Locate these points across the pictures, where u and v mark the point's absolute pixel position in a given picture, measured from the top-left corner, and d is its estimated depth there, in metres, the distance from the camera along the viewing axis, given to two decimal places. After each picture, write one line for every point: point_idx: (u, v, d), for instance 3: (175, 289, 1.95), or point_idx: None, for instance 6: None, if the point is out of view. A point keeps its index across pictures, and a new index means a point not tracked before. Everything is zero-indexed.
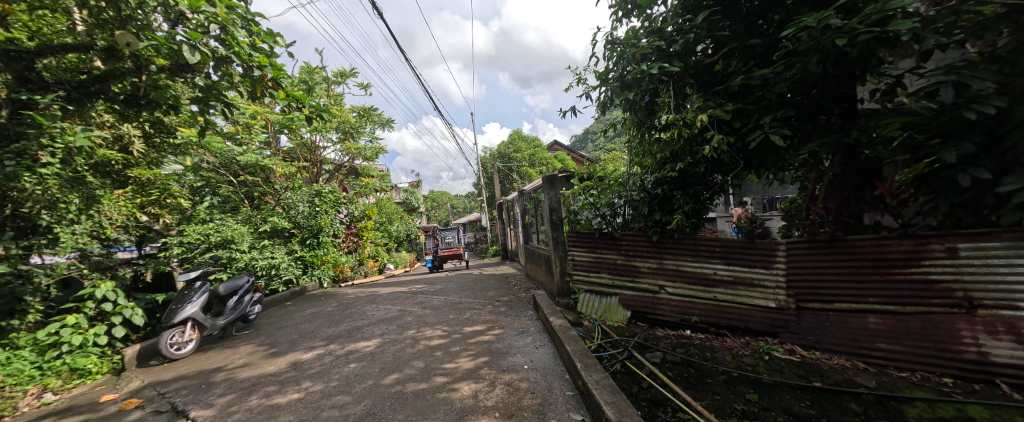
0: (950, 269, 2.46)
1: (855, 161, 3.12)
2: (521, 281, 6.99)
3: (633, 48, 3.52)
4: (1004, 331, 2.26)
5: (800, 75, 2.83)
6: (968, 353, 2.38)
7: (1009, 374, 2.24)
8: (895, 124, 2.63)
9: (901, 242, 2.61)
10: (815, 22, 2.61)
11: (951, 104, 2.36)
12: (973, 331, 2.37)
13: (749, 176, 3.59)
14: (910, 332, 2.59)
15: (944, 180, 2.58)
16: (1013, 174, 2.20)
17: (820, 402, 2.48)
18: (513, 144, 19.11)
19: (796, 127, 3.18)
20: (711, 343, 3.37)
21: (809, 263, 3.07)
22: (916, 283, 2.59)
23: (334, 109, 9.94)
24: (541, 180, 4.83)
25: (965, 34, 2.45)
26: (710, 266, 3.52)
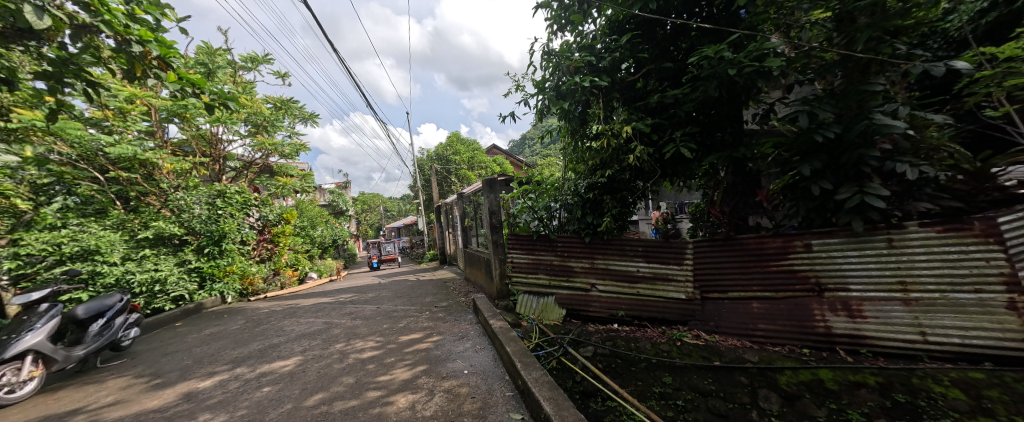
0: (807, 261, 3.07)
1: (742, 172, 3.74)
2: (460, 285, 6.88)
3: (567, 61, 3.78)
4: (841, 308, 2.90)
5: (703, 97, 3.29)
6: (819, 328, 2.99)
7: (844, 342, 2.89)
8: (770, 143, 3.20)
9: (775, 240, 3.19)
10: (713, 53, 3.07)
11: (806, 129, 2.95)
12: (822, 310, 2.98)
13: (663, 183, 4.03)
14: (781, 313, 3.16)
15: (801, 189, 3.20)
16: (846, 186, 2.83)
17: (718, 377, 2.91)
18: (451, 146, 18.68)
19: (701, 142, 3.67)
20: (634, 334, 3.69)
21: (711, 258, 3.55)
22: (784, 273, 3.18)
23: (243, 99, 8.66)
24: (480, 182, 4.83)
25: (814, 74, 3.11)
26: (634, 264, 3.87)
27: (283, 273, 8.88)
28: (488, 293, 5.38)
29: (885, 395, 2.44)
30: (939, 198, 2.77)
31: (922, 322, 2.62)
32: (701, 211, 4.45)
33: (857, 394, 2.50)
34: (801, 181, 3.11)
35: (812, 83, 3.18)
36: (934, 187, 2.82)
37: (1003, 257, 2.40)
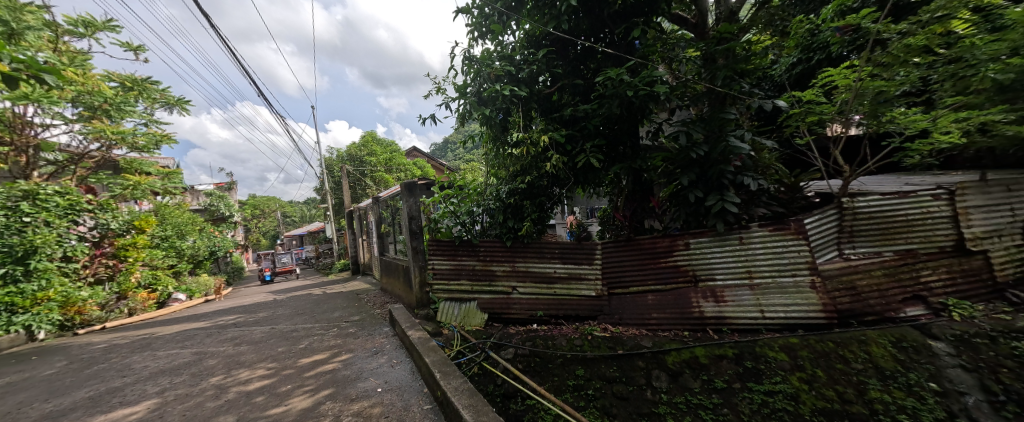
0: (686, 257, 3.58)
1: (640, 181, 4.26)
2: (375, 296, 6.38)
3: (488, 68, 3.87)
4: (710, 295, 3.43)
5: (608, 113, 3.67)
6: (695, 313, 3.45)
7: (712, 323, 3.37)
8: (659, 158, 3.71)
9: (664, 239, 3.67)
10: (615, 75, 3.46)
11: (683, 147, 3.47)
12: (697, 298, 3.47)
13: (576, 190, 4.34)
14: (668, 302, 3.57)
15: (680, 197, 3.72)
16: (713, 194, 3.39)
17: (621, 365, 3.21)
18: (366, 147, 16.39)
19: (608, 153, 4.08)
20: (551, 333, 3.78)
21: (615, 258, 3.92)
22: (671, 268, 3.65)
23: (70, 72, 6.62)
24: (400, 186, 4.67)
25: (691, 100, 3.71)
26: (551, 266, 4.05)
27: (132, 296, 7.02)
28: (406, 304, 5.08)
29: (739, 363, 2.98)
30: (771, 205, 3.54)
31: (762, 303, 3.26)
32: (608, 216, 4.87)
33: (720, 364, 3.00)
34: (682, 189, 3.64)
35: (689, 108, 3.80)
36: (767, 197, 3.60)
37: (808, 250, 3.18)
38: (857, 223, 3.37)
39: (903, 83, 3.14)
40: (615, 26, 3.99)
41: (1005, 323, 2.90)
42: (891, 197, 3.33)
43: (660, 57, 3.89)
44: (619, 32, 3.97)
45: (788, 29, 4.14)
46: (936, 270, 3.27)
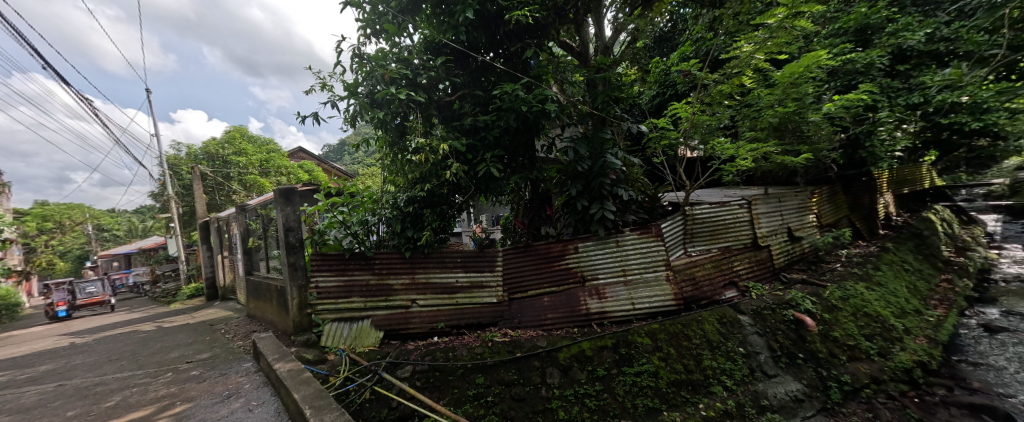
0: (576, 260, 3.88)
1: (537, 191, 4.57)
2: (238, 325, 5.29)
3: (382, 69, 3.63)
4: (595, 293, 3.76)
5: (504, 126, 3.81)
6: (583, 310, 3.72)
7: (597, 318, 3.69)
8: (553, 170, 4.01)
9: (557, 244, 3.92)
10: (510, 90, 3.62)
11: (572, 161, 3.82)
12: (585, 297, 3.77)
13: (479, 198, 4.44)
14: (561, 303, 3.78)
15: (569, 205, 4.06)
16: (595, 203, 3.81)
17: (519, 367, 3.27)
18: (230, 144, 12.41)
19: (507, 164, 4.23)
20: (452, 344, 3.57)
21: (514, 264, 3.99)
22: (563, 271, 3.90)
23: None
24: (274, 191, 4.00)
25: (578, 119, 4.13)
26: (453, 275, 3.90)
27: None
28: (280, 331, 4.32)
29: (616, 351, 3.31)
30: (639, 213, 4.20)
31: (633, 297, 3.74)
32: (510, 223, 4.94)
33: (602, 355, 3.28)
34: (572, 199, 3.99)
35: (577, 125, 4.20)
36: (636, 205, 4.23)
37: (664, 250, 3.83)
38: (696, 226, 4.21)
39: (722, 119, 4.08)
40: (510, 44, 4.19)
41: (779, 298, 3.94)
42: (716, 207, 4.31)
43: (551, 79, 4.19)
44: (514, 50, 4.16)
45: (649, 67, 5.00)
46: (745, 262, 4.32)
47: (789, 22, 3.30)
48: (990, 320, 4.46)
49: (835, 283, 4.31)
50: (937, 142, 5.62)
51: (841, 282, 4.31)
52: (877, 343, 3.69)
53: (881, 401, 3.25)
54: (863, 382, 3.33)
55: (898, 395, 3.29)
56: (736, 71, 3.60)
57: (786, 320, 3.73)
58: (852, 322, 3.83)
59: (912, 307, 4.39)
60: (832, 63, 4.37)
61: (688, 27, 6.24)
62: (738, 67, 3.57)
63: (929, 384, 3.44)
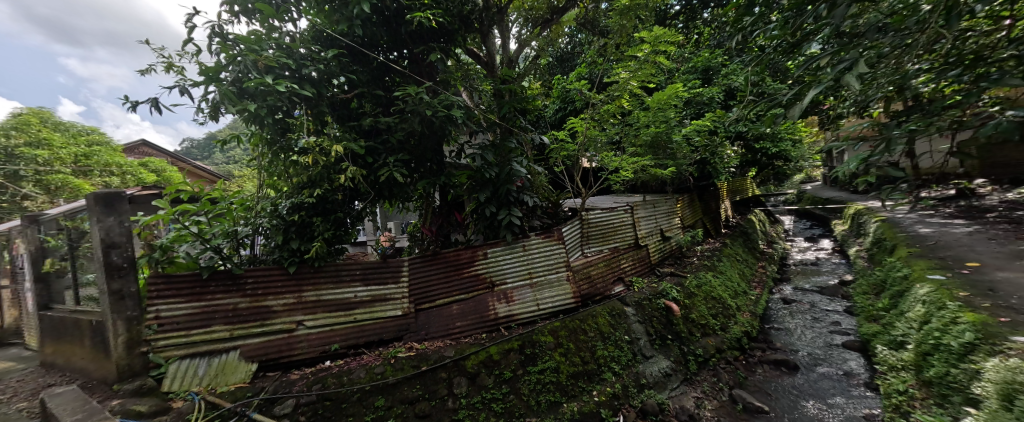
0: (485, 266, 3.90)
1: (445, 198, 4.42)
2: (27, 376, 3.88)
3: (254, 55, 3.09)
4: (502, 298, 3.84)
5: (408, 129, 3.64)
6: (491, 315, 3.76)
7: (504, 322, 3.77)
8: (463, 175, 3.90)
9: (466, 251, 3.87)
10: (413, 93, 3.46)
11: (481, 167, 3.79)
12: (492, 301, 3.82)
13: (383, 204, 4.11)
14: (470, 309, 3.75)
15: (480, 211, 4.05)
16: (503, 209, 3.89)
17: (424, 381, 3.12)
18: None
19: (414, 168, 3.98)
20: (347, 367, 3.20)
21: (421, 272, 3.72)
22: (472, 277, 3.87)
23: None
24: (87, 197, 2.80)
25: (485, 127, 4.15)
26: (350, 290, 3.46)
27: None
28: (93, 382, 3.24)
29: (521, 352, 3.43)
30: (542, 218, 4.45)
31: (537, 298, 3.94)
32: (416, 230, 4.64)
33: (508, 357, 3.36)
34: (481, 205, 3.99)
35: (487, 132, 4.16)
36: (540, 211, 4.47)
37: (564, 252, 4.19)
38: (590, 229, 4.68)
39: (609, 134, 4.60)
40: (414, 46, 4.02)
41: (655, 289, 4.58)
42: (606, 212, 4.88)
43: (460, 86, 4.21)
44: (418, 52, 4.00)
45: (550, 83, 5.38)
46: (630, 260, 4.96)
47: (653, 57, 3.94)
48: (788, 295, 6.05)
49: (693, 274, 5.24)
50: (754, 162, 7.34)
51: (697, 273, 5.25)
52: (719, 321, 4.62)
53: (722, 368, 4.09)
54: (710, 353, 4.15)
55: (733, 360, 4.21)
56: (617, 94, 4.15)
57: (659, 308, 4.37)
58: (705, 305, 4.71)
59: (742, 289, 5.61)
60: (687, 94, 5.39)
61: (582, 51, 6.95)
62: (618, 90, 4.12)
63: (752, 348, 4.48)
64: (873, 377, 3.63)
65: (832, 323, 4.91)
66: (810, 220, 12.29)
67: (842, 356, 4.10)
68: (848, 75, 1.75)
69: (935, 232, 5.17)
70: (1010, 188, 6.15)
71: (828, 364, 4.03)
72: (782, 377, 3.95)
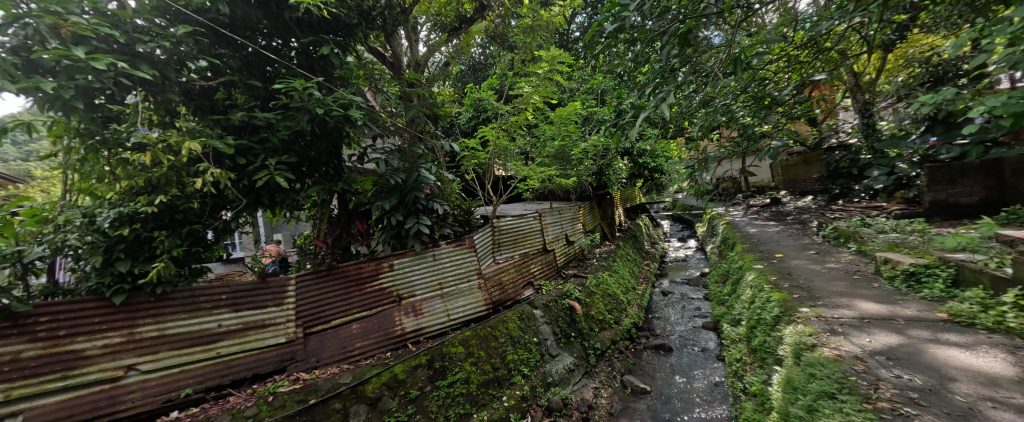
0: (392, 279, 3.53)
1: (345, 204, 3.64)
2: None
3: (50, 16, 2.24)
4: (411, 311, 3.55)
5: (294, 128, 3.10)
6: (397, 330, 3.44)
7: (411, 337, 3.49)
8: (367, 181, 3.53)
9: (369, 264, 3.45)
10: (300, 86, 2.96)
11: (384, 173, 3.45)
12: (400, 316, 3.49)
13: (264, 213, 3.46)
14: (373, 327, 3.37)
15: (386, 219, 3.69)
16: (411, 217, 3.60)
17: (313, 416, 2.68)
18: None
19: (303, 172, 3.38)
20: (206, 415, 2.55)
21: (313, 291, 3.19)
22: (377, 292, 3.49)
23: None
24: None
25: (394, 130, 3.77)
26: (213, 318, 2.73)
27: None
28: None
29: (429, 367, 3.25)
30: (455, 226, 4.28)
31: (449, 309, 3.75)
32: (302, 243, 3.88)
33: (414, 374, 3.15)
34: (386, 213, 3.67)
35: (394, 135, 3.74)
36: (452, 220, 4.33)
37: (476, 260, 4.13)
38: (500, 236, 4.75)
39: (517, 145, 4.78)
40: (303, 35, 3.49)
41: (560, 291, 4.89)
42: (516, 219, 5.04)
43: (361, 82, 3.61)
44: (307, 42, 3.47)
45: (462, 90, 5.31)
46: (538, 265, 5.19)
47: (551, 75, 4.23)
48: (666, 287, 7.14)
49: (593, 274, 5.73)
50: (639, 174, 8.48)
51: (596, 273, 5.77)
52: (613, 315, 5.19)
53: (616, 357, 4.59)
54: (606, 345, 4.63)
55: (624, 349, 4.78)
56: (522, 106, 4.33)
57: (563, 308, 4.67)
58: (601, 303, 5.20)
59: (631, 285, 6.40)
60: (588, 110, 5.76)
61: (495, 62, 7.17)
62: (523, 103, 4.31)
63: (637, 336, 5.17)
64: (721, 350, 4.47)
65: (696, 308, 5.93)
66: (679, 222, 14.70)
67: (702, 335, 4.98)
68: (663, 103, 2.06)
69: (759, 231, 6.70)
70: (801, 197, 8.35)
71: (692, 343, 4.85)
72: (660, 359, 4.63)
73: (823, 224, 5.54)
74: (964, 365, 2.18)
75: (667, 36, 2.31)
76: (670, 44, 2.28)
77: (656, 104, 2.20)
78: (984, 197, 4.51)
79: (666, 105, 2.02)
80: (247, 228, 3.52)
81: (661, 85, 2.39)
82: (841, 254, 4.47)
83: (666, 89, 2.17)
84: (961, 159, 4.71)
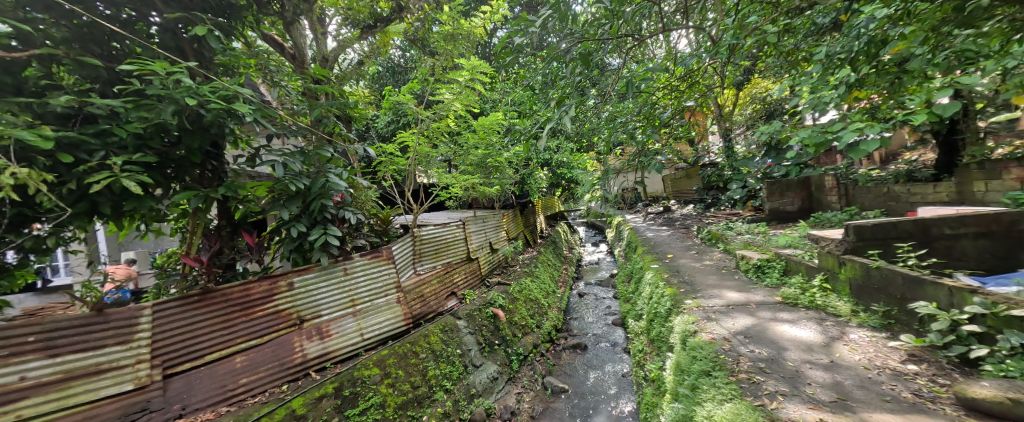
0: (290, 299, 3.05)
1: (227, 213, 3.07)
2: None
3: None
4: (315, 334, 3.12)
5: (153, 121, 2.33)
6: (297, 358, 2.98)
7: (314, 364, 3.06)
8: (259, 187, 3.03)
9: (261, 283, 2.91)
10: (163, 70, 2.32)
11: (281, 178, 2.94)
12: (300, 341, 3.04)
13: (107, 225, 2.69)
14: (264, 358, 2.84)
15: (284, 230, 3.20)
16: (315, 228, 3.17)
17: None
18: None
19: (165, 176, 2.64)
20: None
21: (179, 321, 2.53)
22: (270, 315, 2.95)
23: None
24: None
25: (297, 130, 3.22)
26: (11, 369, 1.94)
27: None
28: None
29: (337, 395, 2.87)
30: (370, 236, 3.91)
31: (361, 328, 3.41)
32: (164, 261, 3.12)
33: (319, 406, 2.74)
34: (284, 224, 3.17)
35: (296, 136, 3.22)
36: (367, 229, 3.96)
37: (394, 271, 3.85)
38: (421, 246, 4.52)
39: (438, 152, 4.65)
40: (170, 10, 2.80)
41: (484, 299, 4.86)
42: (438, 228, 4.87)
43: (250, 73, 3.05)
44: (173, 19, 2.77)
45: (379, 92, 4.97)
46: (462, 274, 5.08)
47: (472, 84, 4.25)
48: (581, 289, 7.67)
49: (516, 281, 5.82)
50: (557, 183, 9.03)
51: (519, 280, 5.87)
52: (535, 319, 5.36)
53: (537, 360, 4.76)
54: (529, 350, 4.76)
55: (544, 351, 5.00)
56: (443, 113, 4.25)
57: (487, 316, 4.65)
58: (523, 309, 5.30)
59: (551, 289, 6.69)
60: (510, 121, 5.90)
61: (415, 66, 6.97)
62: (444, 110, 4.23)
63: (556, 338, 5.42)
64: (627, 343, 4.95)
65: (607, 306, 6.48)
66: (592, 229, 16.00)
67: (612, 331, 5.45)
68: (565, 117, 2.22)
69: (654, 235, 7.68)
70: (684, 205, 9.84)
71: (604, 339, 5.27)
72: (577, 357, 4.92)
73: (701, 228, 6.61)
74: (793, 337, 2.80)
75: (572, 56, 2.47)
76: (574, 63, 2.44)
77: (559, 116, 2.30)
78: (801, 205, 6.11)
79: (568, 119, 2.16)
80: (78, 246, 2.71)
81: (566, 100, 2.53)
82: (713, 253, 5.40)
83: (569, 103, 2.29)
84: (787, 176, 6.18)
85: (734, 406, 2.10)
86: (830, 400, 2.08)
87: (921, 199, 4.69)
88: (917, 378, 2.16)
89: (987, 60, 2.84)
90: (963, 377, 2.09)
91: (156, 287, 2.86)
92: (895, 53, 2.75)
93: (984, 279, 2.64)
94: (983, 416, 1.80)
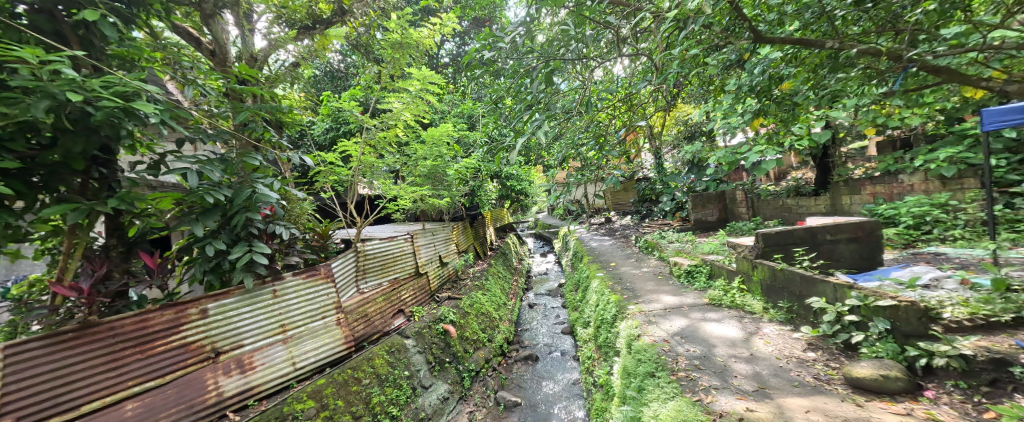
0: (201, 329, 2.62)
1: (117, 231, 2.56)
2: None
3: None
4: (234, 368, 2.71)
5: (16, 118, 1.88)
6: (210, 399, 2.55)
7: (232, 404, 2.64)
8: (165, 199, 2.58)
9: (163, 312, 2.47)
10: (33, 57, 1.89)
11: (194, 190, 2.54)
12: (214, 377, 2.61)
13: None
14: (166, 402, 2.38)
15: (196, 249, 2.76)
16: (237, 246, 2.79)
17: None
18: None
19: (30, 186, 2.13)
20: None
21: (46, 365, 2.04)
22: (175, 349, 2.51)
23: None
24: None
25: (216, 134, 2.82)
26: None
27: None
28: None
29: None
30: (304, 253, 3.54)
31: (292, 356, 3.04)
32: (25, 291, 2.51)
33: None
34: (197, 241, 2.74)
35: (215, 142, 2.83)
36: (300, 246, 3.58)
37: (333, 291, 3.52)
38: (364, 262, 4.22)
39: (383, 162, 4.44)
40: None
41: (434, 315, 4.66)
42: (384, 242, 4.59)
43: (154, 66, 2.63)
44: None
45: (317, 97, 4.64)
46: (410, 290, 4.83)
47: (423, 94, 4.16)
48: (531, 299, 7.74)
49: (467, 295, 5.69)
50: (506, 195, 9.13)
51: (470, 293, 5.74)
52: (487, 333, 5.26)
53: (489, 375, 4.68)
54: (480, 365, 4.66)
55: (496, 365, 4.93)
56: (391, 122, 4.10)
57: (437, 333, 4.45)
58: (475, 323, 5.18)
59: (502, 301, 6.64)
60: (459, 133, 5.85)
61: (358, 72, 6.67)
62: (393, 119, 4.08)
63: (507, 350, 5.38)
64: (577, 351, 5.09)
65: (556, 315, 6.61)
66: (540, 240, 16.33)
67: (562, 340, 5.56)
68: (539, 130, 2.26)
69: (598, 244, 8.08)
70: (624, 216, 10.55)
71: (555, 348, 5.35)
72: (529, 368, 4.92)
73: (639, 238, 7.11)
74: (720, 335, 3.11)
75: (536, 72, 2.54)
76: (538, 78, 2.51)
77: (532, 130, 2.34)
78: (719, 216, 6.91)
79: (541, 133, 2.19)
80: None
81: (527, 115, 2.60)
82: (651, 260, 5.84)
83: (539, 119, 2.34)
84: (708, 190, 6.97)
85: (676, 404, 2.25)
86: (753, 389, 2.32)
87: (807, 210, 5.61)
88: (816, 364, 2.52)
89: (853, 97, 3.52)
90: (848, 359, 2.49)
91: (11, 325, 2.27)
92: (789, 87, 3.28)
93: (857, 277, 3.16)
94: (864, 392, 2.15)
